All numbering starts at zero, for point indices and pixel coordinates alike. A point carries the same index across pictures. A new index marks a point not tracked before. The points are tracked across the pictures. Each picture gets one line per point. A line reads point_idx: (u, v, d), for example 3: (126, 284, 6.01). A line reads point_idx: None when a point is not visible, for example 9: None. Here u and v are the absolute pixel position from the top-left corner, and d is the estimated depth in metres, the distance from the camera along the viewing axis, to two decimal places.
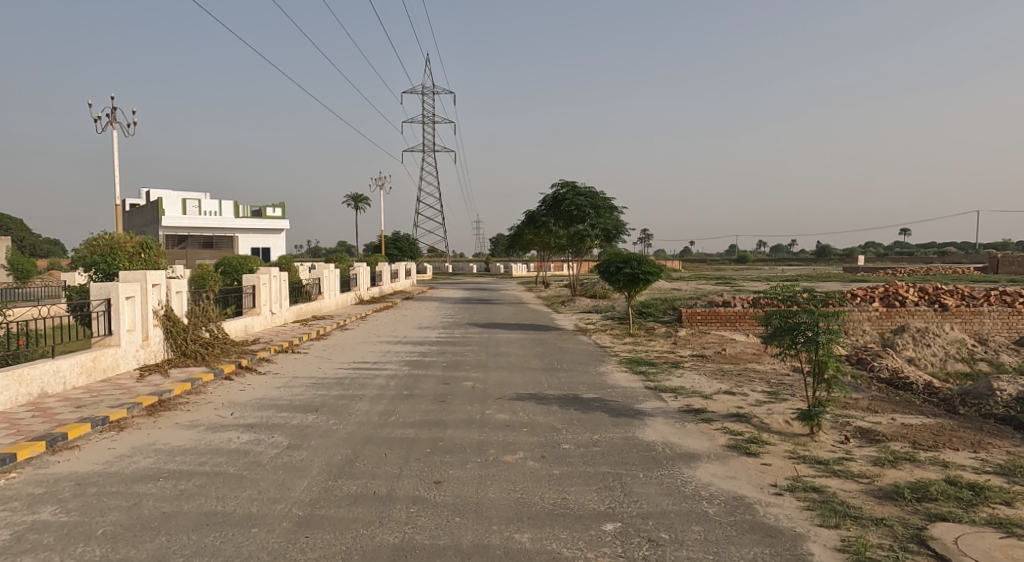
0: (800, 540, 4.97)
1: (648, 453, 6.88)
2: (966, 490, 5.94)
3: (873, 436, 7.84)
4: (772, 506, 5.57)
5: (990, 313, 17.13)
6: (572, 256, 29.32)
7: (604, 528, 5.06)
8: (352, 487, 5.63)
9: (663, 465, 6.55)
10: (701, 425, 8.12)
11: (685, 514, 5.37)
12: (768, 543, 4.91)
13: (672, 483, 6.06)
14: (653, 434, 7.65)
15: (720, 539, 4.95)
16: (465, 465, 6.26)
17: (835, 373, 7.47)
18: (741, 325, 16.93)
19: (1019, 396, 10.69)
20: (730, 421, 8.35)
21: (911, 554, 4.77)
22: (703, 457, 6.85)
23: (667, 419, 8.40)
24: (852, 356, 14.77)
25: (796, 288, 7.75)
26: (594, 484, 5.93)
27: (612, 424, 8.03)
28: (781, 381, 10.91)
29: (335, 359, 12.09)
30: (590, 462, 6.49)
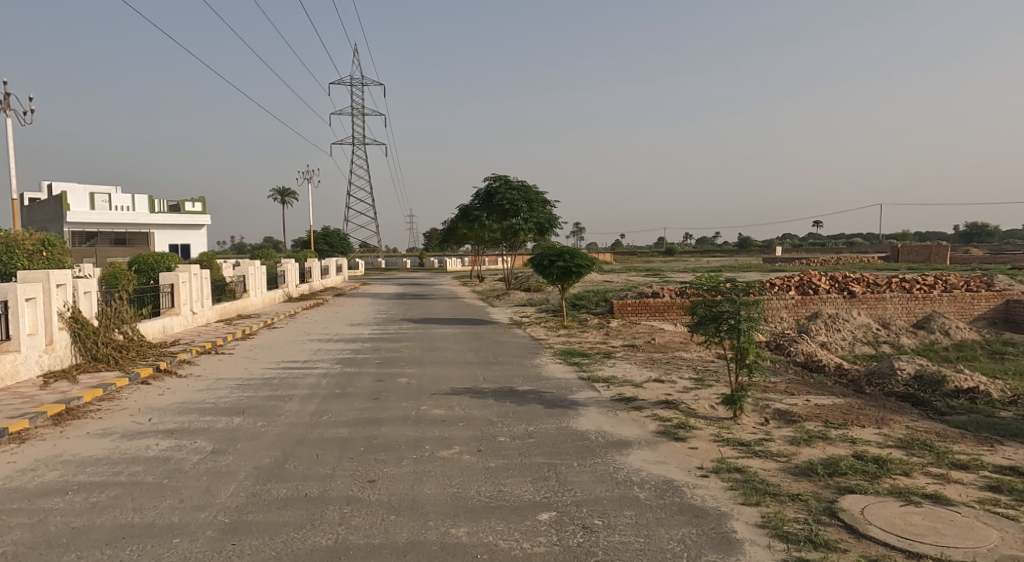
0: (724, 519, 5.43)
1: (582, 443, 7.27)
2: (871, 463, 6.60)
3: (790, 417, 8.50)
4: (699, 488, 6.03)
5: (892, 299, 18.47)
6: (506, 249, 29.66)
7: (540, 518, 5.39)
8: (283, 490, 5.76)
9: (596, 453, 6.94)
10: (633, 412, 8.60)
11: (618, 500, 5.77)
12: (696, 523, 5.35)
13: (605, 470, 6.47)
14: (587, 423, 8.06)
15: (651, 522, 5.36)
16: (401, 462, 6.49)
17: (755, 359, 8.07)
18: (669, 315, 17.69)
19: (916, 375, 12.06)
20: (660, 408, 8.85)
21: (824, 526, 5.29)
22: (635, 444, 7.29)
23: (601, 408, 8.83)
24: (772, 342, 15.68)
25: (719, 278, 8.25)
26: (531, 475, 6.27)
27: (548, 414, 8.40)
28: (707, 368, 11.62)
29: (262, 359, 12.03)
30: (526, 454, 6.82)
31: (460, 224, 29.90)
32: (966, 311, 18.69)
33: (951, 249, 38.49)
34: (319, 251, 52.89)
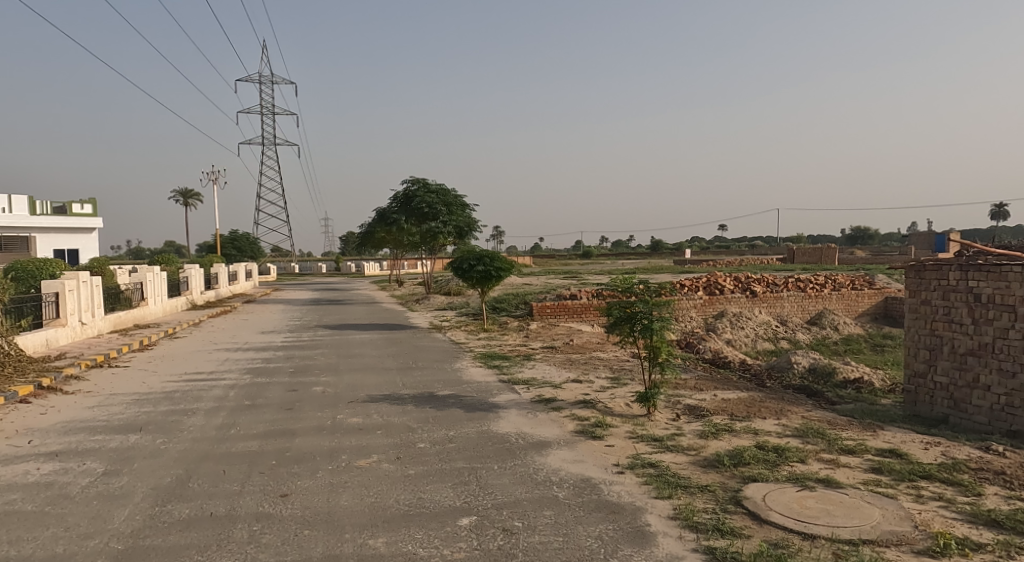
0: (639, 513, 5.72)
1: (502, 445, 7.47)
2: (771, 453, 7.12)
3: (699, 411, 9.01)
4: (615, 485, 6.34)
5: (789, 297, 19.68)
6: (424, 253, 29.57)
7: (460, 523, 5.53)
8: (185, 511, 5.66)
9: (517, 455, 7.16)
10: (552, 413, 8.88)
11: (537, 500, 5.99)
12: (612, 519, 5.61)
13: (525, 471, 6.68)
14: (507, 426, 8.27)
15: (569, 521, 5.59)
16: (315, 475, 6.48)
17: (667, 357, 8.51)
18: (587, 317, 18.19)
19: (811, 368, 12.96)
20: (578, 408, 9.16)
21: (729, 514, 5.67)
22: (554, 444, 7.56)
23: (520, 410, 9.06)
24: (682, 340, 16.39)
25: (633, 280, 8.63)
26: (450, 480, 6.41)
27: (468, 418, 8.56)
28: (622, 367, 12.09)
29: (162, 372, 11.59)
30: (446, 459, 6.96)
31: (377, 227, 29.59)
32: (852, 307, 20.16)
33: (839, 251, 41.30)
34: (226, 255, 50.92)
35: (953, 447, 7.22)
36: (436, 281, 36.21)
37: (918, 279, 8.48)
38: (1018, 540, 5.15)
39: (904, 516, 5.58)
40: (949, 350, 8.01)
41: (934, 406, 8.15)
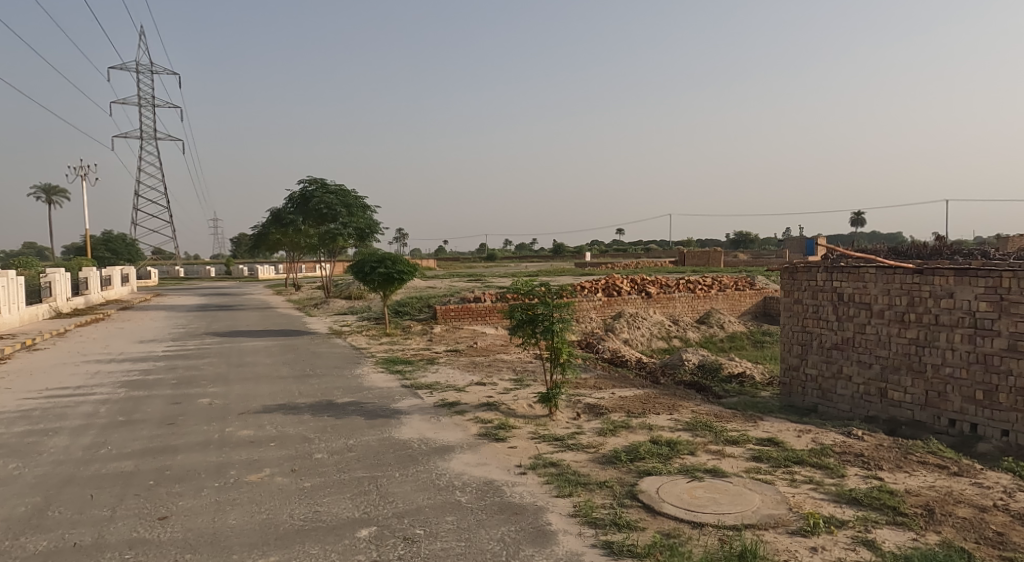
0: (541, 513, 5.90)
1: (404, 452, 7.49)
2: (664, 447, 7.54)
3: (598, 409, 9.37)
4: (517, 486, 6.51)
5: (680, 298, 20.67)
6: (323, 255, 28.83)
7: (358, 535, 5.51)
8: (44, 542, 5.34)
9: (419, 461, 7.21)
10: (455, 417, 8.97)
11: (440, 506, 6.05)
12: (514, 521, 5.75)
13: (428, 477, 6.74)
14: (410, 432, 8.28)
15: (472, 525, 5.69)
16: (199, 493, 6.27)
17: (567, 357, 8.80)
18: (490, 319, 18.41)
19: (700, 364, 13.73)
20: (481, 411, 9.30)
21: (626, 508, 5.96)
22: (457, 448, 7.65)
23: (423, 415, 9.09)
24: (582, 340, 16.85)
25: (535, 282, 8.82)
26: (350, 491, 6.37)
27: (368, 426, 8.50)
28: (525, 368, 12.37)
29: (19, 388, 10.73)
30: (345, 470, 6.90)
31: (272, 229, 28.60)
32: (736, 307, 21.50)
33: (725, 255, 43.81)
34: (100, 259, 47.56)
35: (821, 433, 7.90)
36: (336, 284, 35.42)
37: (791, 281, 9.13)
38: (875, 515, 5.73)
39: (780, 500, 6.06)
40: (818, 345, 8.72)
41: (805, 396, 8.86)
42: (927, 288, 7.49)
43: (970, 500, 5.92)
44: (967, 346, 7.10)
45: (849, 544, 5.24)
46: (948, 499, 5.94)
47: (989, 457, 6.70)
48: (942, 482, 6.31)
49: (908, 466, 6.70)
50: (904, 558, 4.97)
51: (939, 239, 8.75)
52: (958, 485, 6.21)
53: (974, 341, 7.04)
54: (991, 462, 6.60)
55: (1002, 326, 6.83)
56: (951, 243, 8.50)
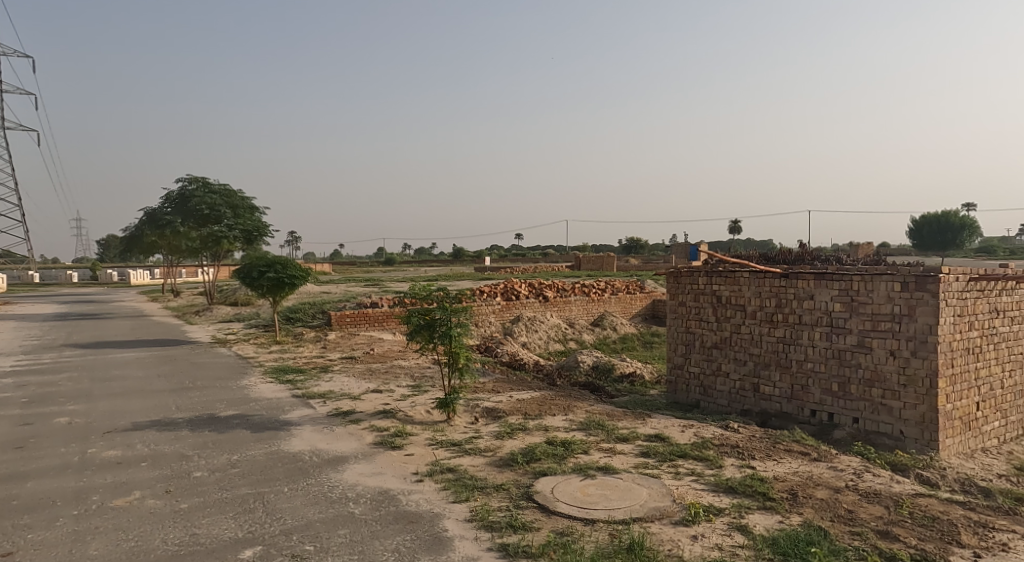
0: (436, 520, 5.99)
1: (294, 465, 7.36)
2: (560, 447, 7.83)
3: (496, 413, 9.56)
4: (413, 494, 6.56)
5: (576, 301, 21.31)
6: (205, 259, 27.40)
7: (242, 556, 5.38)
8: None
9: (310, 474, 7.11)
10: (350, 426, 8.89)
11: (331, 520, 6.01)
12: (409, 530, 5.80)
13: (319, 490, 6.66)
14: (301, 444, 8.14)
15: (365, 537, 5.69)
16: (55, 524, 5.90)
17: (465, 362, 8.92)
18: (387, 325, 18.21)
19: (595, 365, 14.23)
20: (377, 419, 9.26)
21: (521, 509, 6.16)
22: (351, 458, 7.61)
23: (315, 425, 8.94)
24: (481, 344, 17.00)
25: (432, 287, 8.87)
26: (233, 510, 6.19)
27: (255, 439, 8.27)
28: (423, 374, 12.37)
29: None
30: (228, 487, 6.70)
31: (147, 231, 26.96)
32: (627, 309, 22.43)
33: (618, 260, 45.47)
34: None
35: (702, 427, 8.46)
36: (220, 290, 33.83)
37: (676, 284, 9.69)
38: (748, 501, 6.24)
39: (665, 493, 6.46)
40: (699, 344, 9.32)
41: (689, 393, 9.44)
42: (792, 290, 8.20)
43: (827, 482, 6.55)
44: (826, 343, 7.83)
45: (726, 530, 5.67)
46: (809, 483, 6.55)
47: (843, 443, 7.44)
48: (805, 467, 6.94)
49: (776, 454, 7.32)
50: (773, 538, 5.43)
51: (803, 246, 9.58)
52: (817, 470, 6.86)
53: (831, 338, 7.79)
54: (844, 447, 7.33)
55: (853, 324, 7.60)
56: (813, 250, 9.32)
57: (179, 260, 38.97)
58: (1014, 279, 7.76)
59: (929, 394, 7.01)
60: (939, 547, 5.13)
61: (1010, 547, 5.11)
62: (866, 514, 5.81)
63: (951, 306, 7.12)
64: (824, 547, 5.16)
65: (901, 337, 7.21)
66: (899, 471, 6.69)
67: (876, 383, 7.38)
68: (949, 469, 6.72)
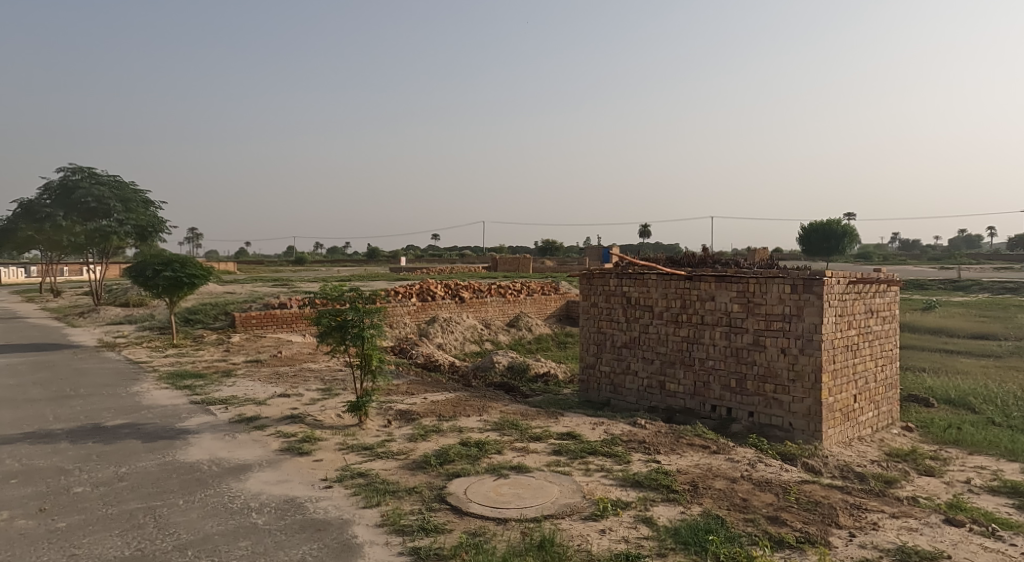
0: (346, 526, 5.94)
1: (191, 476, 7.11)
2: (474, 448, 7.93)
3: (409, 415, 9.56)
4: (321, 501, 6.49)
5: (492, 302, 21.48)
6: (90, 256, 25.70)
7: None
8: None
9: (208, 485, 6.90)
10: (254, 433, 8.66)
11: (231, 532, 5.84)
12: (317, 538, 5.73)
13: (218, 502, 6.47)
14: (199, 453, 7.87)
15: (269, 548, 5.56)
16: None
17: (378, 364, 8.87)
18: (297, 326, 17.75)
19: (510, 365, 14.42)
20: (284, 424, 9.06)
21: (434, 512, 6.22)
22: (255, 466, 7.43)
23: (215, 433, 8.66)
24: (395, 346, 16.86)
25: (343, 287, 8.75)
26: (119, 527, 5.90)
27: (147, 450, 7.93)
28: (333, 377, 12.17)
29: None
30: (115, 503, 6.40)
31: (25, 226, 25.04)
32: (542, 310, 22.83)
33: (534, 260, 46.11)
34: None
35: (611, 424, 8.78)
36: (111, 290, 31.85)
37: (588, 285, 10.01)
38: (653, 494, 6.55)
39: (576, 489, 6.68)
40: (610, 344, 9.66)
41: (600, 391, 9.76)
42: (695, 292, 8.65)
43: (725, 473, 6.97)
44: (725, 341, 8.32)
45: (632, 523, 5.93)
46: (709, 475, 6.94)
47: (740, 436, 7.92)
48: (705, 459, 7.34)
49: (680, 448, 7.71)
50: (675, 528, 5.73)
51: (706, 250, 10.10)
52: (716, 462, 7.27)
53: (730, 337, 8.28)
54: (741, 440, 7.81)
55: (749, 323, 8.11)
56: (716, 254, 9.85)
57: (61, 257, 36.31)
58: (886, 281, 8.53)
59: (813, 388, 7.59)
60: (821, 529, 5.56)
61: (881, 525, 5.62)
62: (758, 501, 6.24)
63: (833, 307, 7.73)
64: (722, 535, 5.49)
65: (790, 336, 7.77)
66: (788, 460, 7.20)
67: (769, 379, 7.91)
68: (831, 457, 7.30)
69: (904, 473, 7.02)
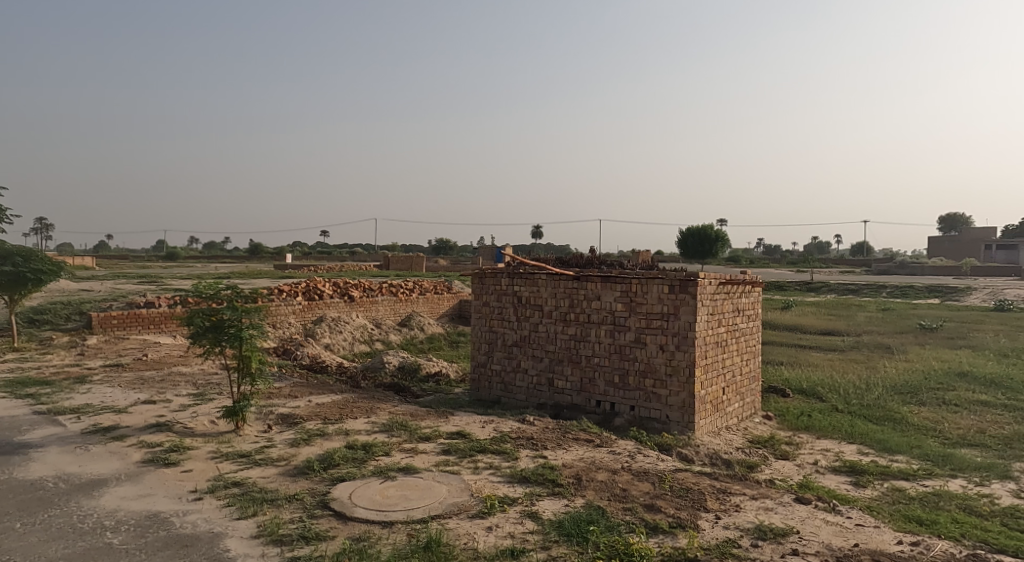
0: (217, 540, 5.74)
1: (33, 496, 6.60)
2: (360, 451, 7.87)
3: (292, 419, 9.32)
4: (189, 514, 6.23)
5: (383, 301, 21.23)
6: None
7: None
8: None
9: (55, 504, 6.43)
10: (111, 444, 8.14)
11: (80, 555, 5.49)
12: (184, 554, 5.50)
13: (66, 522, 6.06)
14: (43, 469, 7.30)
15: None
16: None
17: (258, 366, 8.57)
18: (165, 327, 16.73)
19: (400, 365, 14.34)
20: (148, 433, 8.57)
21: (315, 519, 6.13)
22: (111, 481, 7.00)
23: (64, 446, 8.06)
24: (278, 347, 16.27)
25: (219, 285, 8.35)
26: None
27: None
28: (207, 381, 11.61)
29: None
30: None
31: None
32: (435, 310, 22.81)
33: (426, 259, 45.85)
34: None
35: (501, 422, 8.98)
36: None
37: (480, 285, 10.17)
38: (538, 489, 6.78)
39: (464, 488, 6.81)
40: (501, 343, 9.86)
41: (491, 389, 9.94)
42: (582, 292, 9.02)
43: (607, 465, 7.33)
44: (609, 339, 8.73)
45: (518, 518, 6.13)
46: (592, 468, 7.27)
47: (622, 429, 8.35)
48: (589, 453, 7.68)
49: (566, 443, 8.01)
50: (559, 521, 5.97)
51: (593, 252, 10.54)
52: (599, 455, 7.63)
53: (614, 335, 8.70)
54: (623, 433, 8.23)
55: (632, 322, 8.56)
56: (602, 256, 10.30)
57: None
58: (751, 282, 9.27)
59: (688, 382, 8.13)
60: (691, 513, 5.99)
61: (742, 507, 6.13)
62: (636, 491, 6.62)
63: (706, 306, 8.32)
64: (602, 526, 5.78)
65: (668, 333, 8.28)
66: (664, 450, 7.67)
67: (649, 374, 8.39)
68: (702, 446, 7.85)
69: (765, 458, 7.68)
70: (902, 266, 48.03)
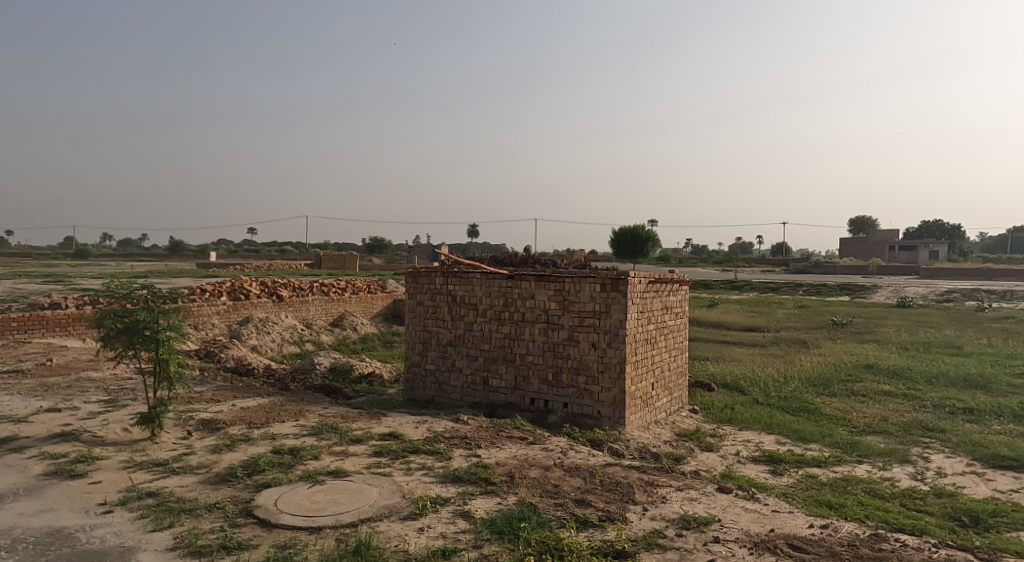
0: (128, 555, 5.54)
1: None
2: (286, 455, 7.73)
3: (214, 425, 9.05)
4: (98, 529, 5.98)
5: (314, 301, 20.81)
6: None
7: None
8: None
9: None
10: (11, 456, 7.70)
11: None
12: None
13: None
14: None
15: None
16: None
17: (177, 370, 8.26)
18: (74, 330, 15.86)
19: (331, 367, 14.10)
20: (53, 443, 8.15)
21: (238, 527, 5.99)
22: (10, 496, 6.64)
23: None
24: (200, 349, 15.67)
25: (134, 285, 7.98)
26: None
27: None
28: (120, 387, 11.12)
29: None
30: None
31: None
32: (368, 309, 22.53)
33: (359, 259, 45.10)
34: None
35: (434, 422, 8.99)
36: None
37: (414, 284, 10.14)
38: (471, 488, 6.83)
39: (395, 490, 6.79)
40: (435, 342, 9.86)
41: (425, 389, 9.93)
42: (517, 291, 9.14)
43: (539, 462, 7.45)
44: (543, 338, 8.88)
45: (449, 518, 6.16)
46: (525, 465, 7.37)
47: (555, 425, 8.51)
48: (521, 451, 7.79)
49: (499, 441, 8.09)
50: (492, 519, 6.04)
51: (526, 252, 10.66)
52: (532, 452, 7.75)
53: (548, 333, 8.85)
54: (555, 429, 8.39)
55: (565, 320, 8.73)
56: (536, 255, 10.45)
57: None
58: (679, 281, 9.61)
59: (619, 378, 8.36)
60: (619, 507, 6.17)
61: (668, 498, 6.36)
62: (568, 486, 6.76)
63: (635, 304, 8.57)
64: (533, 522, 5.88)
65: (600, 331, 8.49)
66: (595, 446, 7.87)
67: (581, 371, 8.58)
68: (632, 440, 8.09)
69: (690, 450, 7.98)
70: (817, 265, 50.44)
